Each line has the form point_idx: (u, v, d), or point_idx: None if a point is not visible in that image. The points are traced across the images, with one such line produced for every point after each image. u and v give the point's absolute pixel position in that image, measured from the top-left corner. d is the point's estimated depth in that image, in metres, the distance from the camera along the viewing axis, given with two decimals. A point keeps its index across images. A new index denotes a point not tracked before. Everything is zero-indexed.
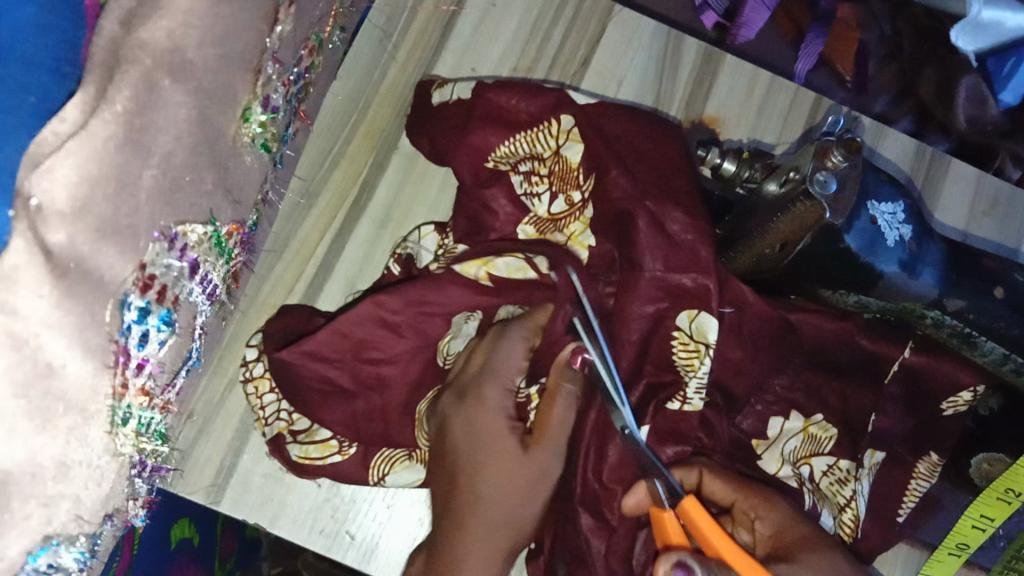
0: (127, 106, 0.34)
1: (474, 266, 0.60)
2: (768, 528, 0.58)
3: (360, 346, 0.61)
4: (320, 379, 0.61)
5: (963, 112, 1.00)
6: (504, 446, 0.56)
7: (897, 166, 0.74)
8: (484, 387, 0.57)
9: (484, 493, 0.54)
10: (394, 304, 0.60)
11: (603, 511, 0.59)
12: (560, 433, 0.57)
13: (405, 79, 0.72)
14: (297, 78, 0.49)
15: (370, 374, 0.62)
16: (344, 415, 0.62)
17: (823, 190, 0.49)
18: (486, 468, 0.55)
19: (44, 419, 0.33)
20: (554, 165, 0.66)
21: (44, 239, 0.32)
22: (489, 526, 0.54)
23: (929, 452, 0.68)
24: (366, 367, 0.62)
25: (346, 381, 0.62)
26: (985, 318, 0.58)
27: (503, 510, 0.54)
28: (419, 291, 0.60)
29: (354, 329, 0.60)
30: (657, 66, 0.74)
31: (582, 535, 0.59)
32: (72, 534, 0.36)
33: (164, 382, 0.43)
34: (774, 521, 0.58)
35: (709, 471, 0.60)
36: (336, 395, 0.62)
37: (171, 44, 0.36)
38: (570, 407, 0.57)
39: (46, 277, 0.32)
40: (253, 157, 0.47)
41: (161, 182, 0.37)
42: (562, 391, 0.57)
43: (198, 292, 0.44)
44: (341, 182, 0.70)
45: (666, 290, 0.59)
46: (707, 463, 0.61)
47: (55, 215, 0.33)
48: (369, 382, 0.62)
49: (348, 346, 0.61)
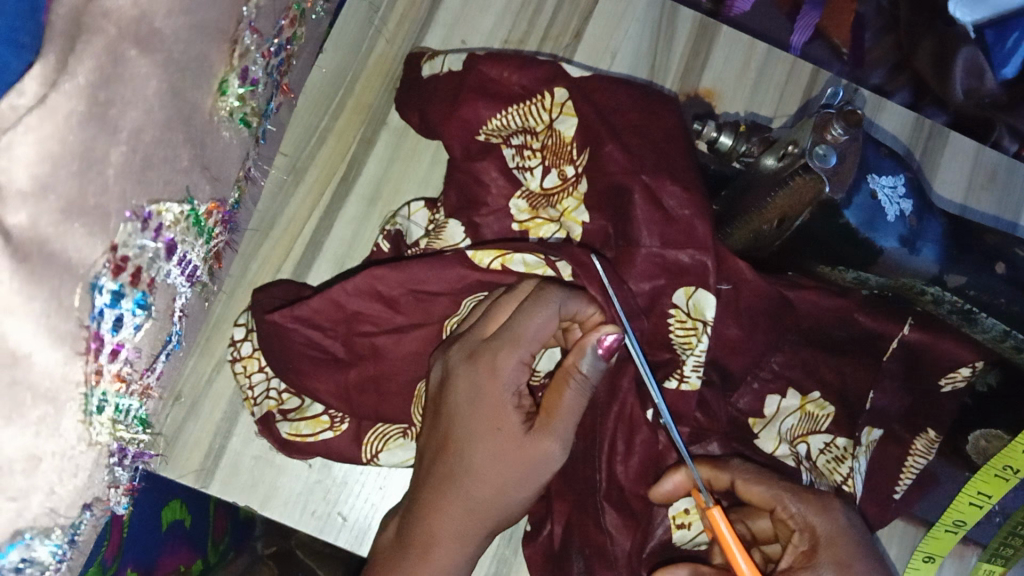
0: (90, 79, 0.33)
1: (489, 255, 0.58)
2: (805, 540, 0.53)
3: (367, 316, 0.60)
4: (310, 345, 0.60)
5: (960, 84, 0.98)
6: (507, 421, 0.52)
7: (896, 139, 0.73)
8: (499, 356, 0.51)
9: (475, 467, 0.51)
10: (391, 280, 0.58)
11: (625, 500, 0.59)
12: (568, 418, 0.52)
13: (395, 52, 0.71)
14: (278, 50, 0.48)
15: (363, 346, 0.61)
16: (337, 385, 0.61)
17: (822, 163, 0.48)
18: (483, 441, 0.51)
19: (12, 410, 0.32)
20: (547, 139, 0.64)
21: (3, 221, 0.31)
22: (471, 503, 0.51)
23: (928, 429, 0.67)
24: (359, 339, 0.60)
25: (339, 351, 0.61)
26: (986, 295, 0.57)
27: (492, 488, 0.51)
28: (415, 265, 0.58)
29: (349, 301, 0.59)
30: (652, 38, 0.72)
31: (605, 531, 0.58)
32: (46, 527, 0.35)
33: (143, 367, 0.42)
34: (817, 533, 0.52)
35: (743, 479, 0.55)
36: (330, 363, 0.61)
37: (137, 11, 0.34)
38: (583, 395, 0.52)
39: (8, 263, 0.31)
40: (232, 132, 0.45)
41: (131, 160, 0.36)
42: (577, 376, 0.51)
43: (176, 274, 0.43)
44: (329, 158, 0.69)
45: (663, 267, 0.58)
46: (744, 470, 0.56)
47: (17, 197, 0.31)
48: (363, 352, 0.61)
49: (342, 317, 0.60)
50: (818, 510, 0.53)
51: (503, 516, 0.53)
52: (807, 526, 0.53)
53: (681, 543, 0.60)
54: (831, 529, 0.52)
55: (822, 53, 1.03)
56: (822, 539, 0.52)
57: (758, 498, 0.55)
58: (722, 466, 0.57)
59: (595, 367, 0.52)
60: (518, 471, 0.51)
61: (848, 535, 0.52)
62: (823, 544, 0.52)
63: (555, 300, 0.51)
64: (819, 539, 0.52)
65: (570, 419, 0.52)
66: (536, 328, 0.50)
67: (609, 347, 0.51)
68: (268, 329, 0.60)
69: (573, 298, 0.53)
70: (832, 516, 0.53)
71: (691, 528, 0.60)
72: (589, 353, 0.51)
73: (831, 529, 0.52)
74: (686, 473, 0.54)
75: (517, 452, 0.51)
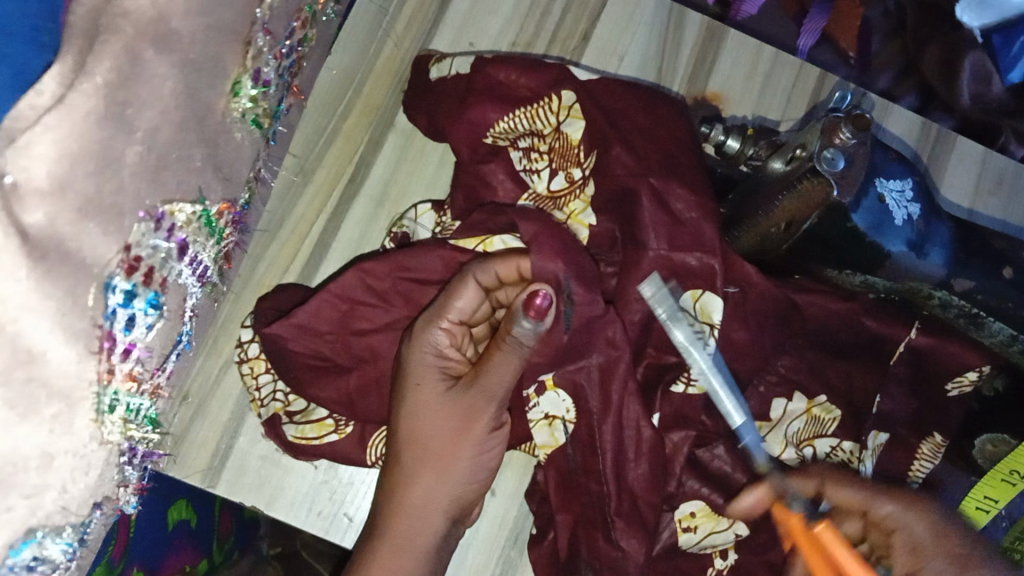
0: (108, 79, 0.33)
1: (470, 242, 0.60)
2: (907, 539, 0.52)
3: (361, 312, 0.61)
4: (311, 354, 0.62)
5: (967, 88, 0.99)
6: (424, 382, 0.53)
7: (903, 143, 0.73)
8: (420, 323, 0.54)
9: (406, 429, 0.53)
10: (380, 271, 0.60)
11: (636, 511, 0.58)
12: (493, 380, 0.51)
13: (403, 54, 0.71)
14: (290, 52, 0.48)
15: (361, 347, 0.62)
16: (341, 391, 0.62)
17: (830, 167, 0.48)
18: (409, 403, 0.53)
19: (27, 408, 0.32)
20: (555, 142, 0.65)
21: (21, 220, 0.31)
22: (410, 470, 0.53)
23: (934, 433, 0.66)
24: (356, 339, 0.62)
25: (339, 357, 0.62)
26: (993, 299, 0.57)
27: (422, 451, 0.53)
28: (408, 254, 0.60)
29: (345, 295, 0.60)
30: (659, 42, 0.72)
31: (618, 547, 0.58)
32: (58, 525, 0.35)
33: (154, 367, 0.42)
34: (919, 534, 0.52)
35: (832, 483, 0.54)
36: (332, 370, 0.62)
37: (156, 13, 0.35)
38: (507, 356, 0.50)
39: (24, 261, 0.31)
40: (244, 133, 0.45)
41: (146, 159, 0.36)
42: (508, 339, 0.49)
43: (187, 273, 0.43)
44: (338, 159, 0.69)
45: (671, 270, 0.59)
46: (833, 472, 0.55)
47: (33, 194, 0.31)
48: (362, 355, 0.62)
49: (341, 314, 0.61)
50: (921, 511, 0.52)
51: (452, 485, 0.53)
52: (908, 526, 0.52)
53: (688, 546, 0.62)
54: (936, 525, 0.52)
55: (828, 57, 1.03)
56: (924, 539, 0.51)
57: (849, 500, 0.54)
58: (806, 472, 0.56)
59: (526, 331, 0.49)
60: (444, 434, 0.52)
61: (952, 528, 0.52)
62: (928, 540, 0.51)
63: (471, 271, 0.53)
64: (923, 540, 0.51)
65: (491, 377, 0.51)
66: (452, 298, 0.53)
67: (542, 308, 0.48)
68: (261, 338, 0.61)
69: (496, 264, 0.53)
70: (935, 511, 0.52)
71: (697, 531, 0.62)
72: (520, 314, 0.48)
73: (930, 525, 0.52)
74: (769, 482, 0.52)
75: (438, 412, 0.52)
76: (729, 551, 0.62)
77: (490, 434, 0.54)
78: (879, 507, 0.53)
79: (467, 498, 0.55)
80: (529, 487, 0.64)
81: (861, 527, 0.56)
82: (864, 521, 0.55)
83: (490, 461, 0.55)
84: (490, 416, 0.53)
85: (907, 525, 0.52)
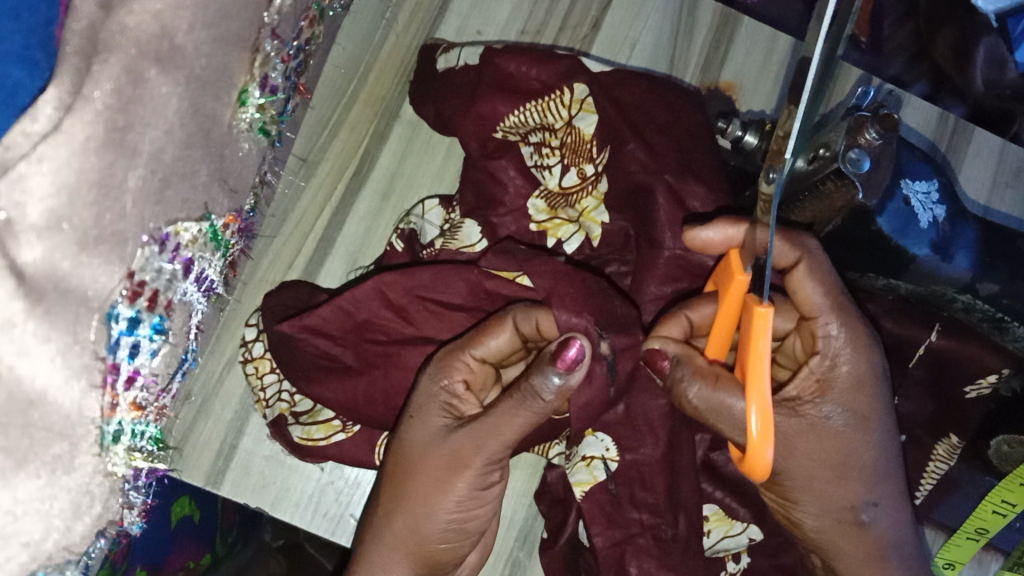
0: (107, 103, 0.31)
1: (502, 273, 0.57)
2: (822, 365, 0.51)
3: (377, 324, 0.60)
4: (319, 354, 0.60)
5: (980, 73, 0.94)
6: (427, 416, 0.53)
7: (919, 135, 0.71)
8: (441, 354, 0.54)
9: (393, 461, 0.53)
10: (399, 287, 0.58)
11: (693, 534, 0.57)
12: (498, 432, 0.50)
13: (409, 42, 0.69)
14: (297, 52, 0.46)
15: (376, 353, 0.61)
16: (347, 394, 0.60)
17: (856, 168, 0.46)
18: (403, 432, 0.53)
19: (23, 454, 0.31)
20: (566, 137, 0.62)
21: (17, 261, 0.30)
22: (393, 504, 0.52)
23: (949, 434, 0.66)
24: (370, 347, 0.61)
25: (349, 360, 0.61)
26: (1020, 305, 0.55)
27: (403, 485, 0.52)
28: (427, 272, 0.58)
29: (358, 308, 0.59)
30: (671, 30, 0.70)
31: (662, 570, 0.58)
32: (60, 563, 0.34)
33: (159, 389, 0.40)
34: (852, 372, 0.51)
35: (803, 269, 0.50)
36: (339, 372, 0.60)
37: (158, 28, 0.32)
38: (520, 406, 0.49)
39: (22, 306, 0.30)
40: (251, 143, 0.44)
41: (150, 183, 0.34)
42: (525, 388, 0.49)
43: (193, 291, 0.41)
44: (342, 152, 0.67)
45: (686, 269, 0.58)
46: (812, 258, 0.50)
47: (29, 231, 0.30)
48: (375, 360, 0.61)
49: (352, 326, 0.60)
50: (857, 352, 0.51)
51: (425, 537, 0.51)
52: (835, 360, 0.51)
53: None
54: (857, 374, 0.51)
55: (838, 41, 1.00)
56: (842, 382, 0.51)
57: (806, 298, 0.51)
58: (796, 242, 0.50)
59: (547, 384, 0.48)
60: (432, 475, 0.51)
61: (872, 384, 0.51)
62: (840, 387, 0.51)
63: (511, 315, 0.53)
64: (838, 378, 0.51)
65: (495, 430, 0.50)
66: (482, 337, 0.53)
67: (570, 360, 0.48)
68: (275, 338, 0.60)
69: (535, 309, 0.53)
70: (868, 360, 0.51)
71: (711, 535, 0.60)
72: (551, 362, 0.48)
73: (856, 374, 0.51)
74: (741, 232, 0.50)
75: (426, 451, 0.52)
76: (742, 554, 0.61)
77: (475, 493, 0.52)
78: (823, 321, 0.51)
79: (439, 559, 0.53)
80: (539, 488, 0.63)
81: (792, 328, 0.54)
82: (798, 335, 0.53)
83: (471, 528, 0.53)
84: (475, 471, 0.51)
85: (834, 355, 0.51)
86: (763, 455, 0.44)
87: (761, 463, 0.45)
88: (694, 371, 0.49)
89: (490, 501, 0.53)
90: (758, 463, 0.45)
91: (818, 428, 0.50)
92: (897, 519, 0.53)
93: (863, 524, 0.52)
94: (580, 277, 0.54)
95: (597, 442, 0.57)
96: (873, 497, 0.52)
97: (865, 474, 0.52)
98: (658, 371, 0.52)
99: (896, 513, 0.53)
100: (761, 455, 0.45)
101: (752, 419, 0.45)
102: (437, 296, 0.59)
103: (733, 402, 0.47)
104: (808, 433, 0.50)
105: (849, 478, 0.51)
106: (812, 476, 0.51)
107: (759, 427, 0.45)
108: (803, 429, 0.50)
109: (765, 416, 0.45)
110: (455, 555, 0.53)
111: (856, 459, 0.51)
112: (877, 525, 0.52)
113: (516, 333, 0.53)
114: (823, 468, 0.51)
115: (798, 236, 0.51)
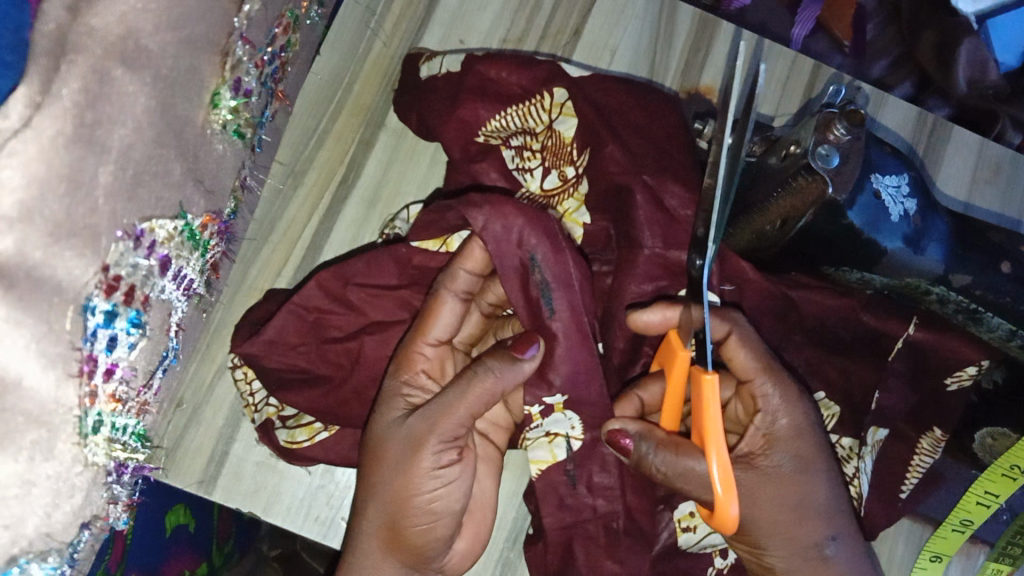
0: (77, 99, 0.32)
1: (434, 243, 0.61)
2: (765, 423, 0.53)
3: (330, 321, 0.62)
4: (288, 368, 0.62)
5: (962, 74, 0.94)
6: (388, 406, 0.55)
7: (897, 136, 0.72)
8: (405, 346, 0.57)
9: (362, 453, 0.54)
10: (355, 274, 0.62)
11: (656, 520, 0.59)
12: (453, 411, 0.51)
13: (393, 52, 0.70)
14: (272, 58, 0.47)
15: (339, 353, 0.63)
16: (318, 401, 0.62)
17: (824, 165, 0.47)
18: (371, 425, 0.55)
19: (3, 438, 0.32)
20: (547, 139, 0.64)
21: None
22: (369, 491, 0.53)
23: (932, 427, 0.65)
24: (331, 347, 0.63)
25: (317, 365, 0.63)
26: (991, 294, 0.56)
27: (367, 472, 0.53)
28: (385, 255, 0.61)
29: (310, 307, 0.61)
30: (651, 34, 0.71)
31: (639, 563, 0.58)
32: (42, 550, 0.35)
33: (139, 384, 0.42)
34: (792, 425, 0.53)
35: (735, 340, 0.53)
36: (310, 379, 0.62)
37: (124, 29, 0.34)
38: (476, 381, 0.51)
39: None
40: (226, 144, 0.45)
41: (121, 178, 0.36)
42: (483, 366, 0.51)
43: (172, 288, 0.43)
44: (328, 161, 0.68)
45: (665, 267, 0.60)
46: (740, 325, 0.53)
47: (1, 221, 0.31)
48: (342, 359, 0.63)
49: (308, 328, 0.62)
50: (792, 408, 0.53)
51: (395, 518, 0.52)
52: (775, 416, 0.53)
53: (687, 546, 0.61)
54: (797, 425, 0.53)
55: (824, 47, 0.99)
56: (783, 434, 0.53)
57: (740, 365, 0.53)
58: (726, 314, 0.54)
59: (509, 369, 0.51)
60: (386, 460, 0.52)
61: (811, 432, 0.54)
62: (783, 438, 0.53)
63: (448, 289, 0.56)
64: (779, 431, 0.53)
65: (449, 407, 0.51)
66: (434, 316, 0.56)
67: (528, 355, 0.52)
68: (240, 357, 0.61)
69: (466, 260, 0.56)
70: (804, 414, 0.54)
71: (697, 531, 0.61)
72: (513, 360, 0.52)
73: (796, 425, 0.53)
74: (677, 312, 0.54)
75: (385, 437, 0.53)
76: (730, 549, 0.62)
77: (437, 472, 0.52)
78: (758, 384, 0.53)
79: (414, 544, 0.52)
80: (526, 488, 0.64)
81: (732, 395, 0.58)
82: (738, 400, 0.57)
83: (441, 509, 0.52)
84: (433, 449, 0.51)
85: (773, 413, 0.53)
86: (728, 510, 0.47)
87: (730, 517, 0.47)
88: (657, 444, 0.51)
89: (456, 481, 0.53)
90: (727, 517, 0.47)
91: (771, 476, 0.53)
92: (857, 555, 0.55)
93: (828, 558, 0.54)
94: (507, 202, 0.53)
95: (566, 421, 0.56)
96: (833, 532, 0.54)
97: (821, 511, 0.54)
98: (621, 450, 0.52)
99: (858, 550, 0.55)
100: (728, 510, 0.47)
101: (714, 474, 0.47)
102: (371, 280, 0.62)
103: (693, 464, 0.49)
104: (765, 482, 0.53)
105: (807, 517, 0.53)
106: (775, 520, 0.53)
107: (722, 484, 0.47)
108: (757, 478, 0.53)
109: (725, 470, 0.47)
110: (431, 543, 0.53)
111: (809, 501, 0.53)
112: (841, 561, 0.54)
113: (455, 303, 0.56)
114: (784, 510, 0.53)
115: (726, 310, 0.54)
